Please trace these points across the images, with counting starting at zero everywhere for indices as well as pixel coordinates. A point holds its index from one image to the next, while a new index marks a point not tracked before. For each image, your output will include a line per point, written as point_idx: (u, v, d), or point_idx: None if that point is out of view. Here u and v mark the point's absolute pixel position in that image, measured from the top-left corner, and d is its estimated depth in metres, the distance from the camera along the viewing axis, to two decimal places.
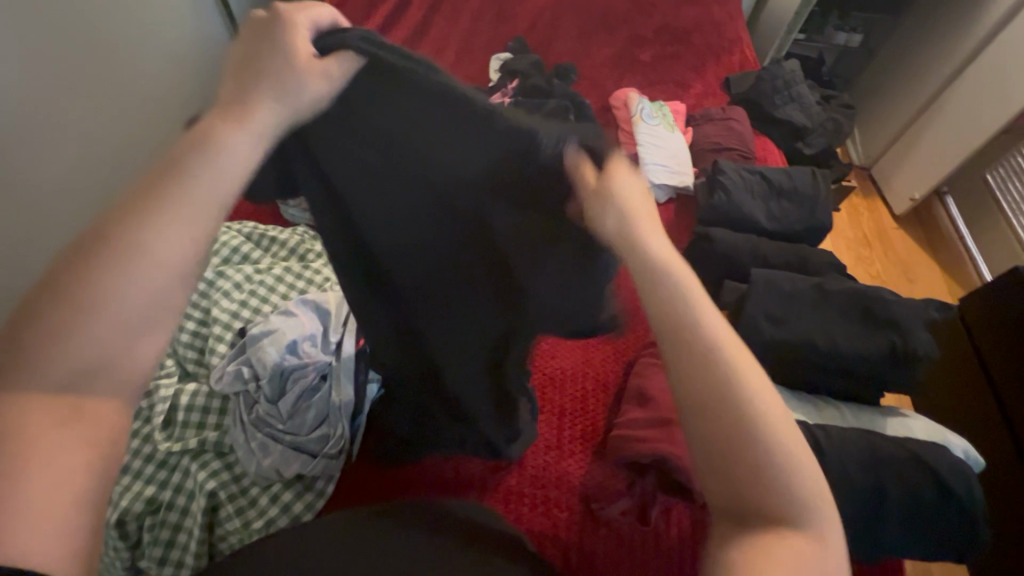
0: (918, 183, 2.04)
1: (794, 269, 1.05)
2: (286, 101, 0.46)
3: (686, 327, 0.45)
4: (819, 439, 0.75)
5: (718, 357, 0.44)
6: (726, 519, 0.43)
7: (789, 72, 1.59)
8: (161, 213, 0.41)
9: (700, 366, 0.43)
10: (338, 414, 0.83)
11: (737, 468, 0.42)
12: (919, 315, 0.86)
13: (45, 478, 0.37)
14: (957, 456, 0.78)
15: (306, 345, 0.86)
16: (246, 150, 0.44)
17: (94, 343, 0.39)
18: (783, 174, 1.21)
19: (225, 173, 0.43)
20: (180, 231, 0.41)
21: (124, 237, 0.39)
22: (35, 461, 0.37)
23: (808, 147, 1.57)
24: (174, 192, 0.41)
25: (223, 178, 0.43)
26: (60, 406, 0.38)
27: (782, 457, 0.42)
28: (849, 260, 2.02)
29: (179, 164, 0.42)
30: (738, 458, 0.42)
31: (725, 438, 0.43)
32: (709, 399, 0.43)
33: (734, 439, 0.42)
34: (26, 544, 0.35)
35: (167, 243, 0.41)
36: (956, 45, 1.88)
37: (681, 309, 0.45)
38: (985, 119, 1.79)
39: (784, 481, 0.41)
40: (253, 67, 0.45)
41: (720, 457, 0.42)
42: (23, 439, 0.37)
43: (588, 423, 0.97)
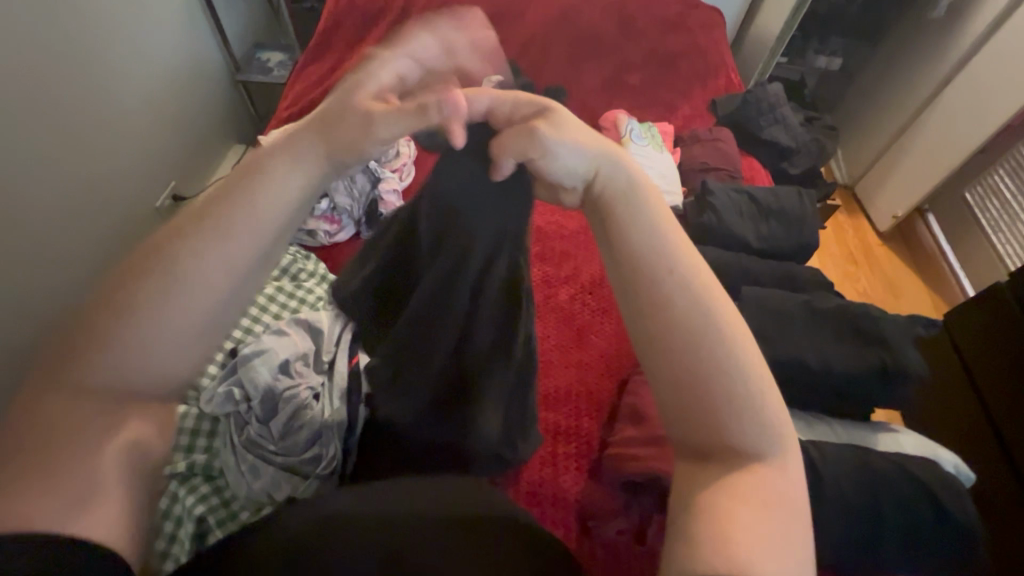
0: (901, 200, 2.09)
1: (783, 286, 1.07)
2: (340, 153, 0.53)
3: (675, 272, 0.47)
4: (812, 456, 0.76)
5: (702, 300, 0.46)
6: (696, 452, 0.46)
7: (774, 95, 1.64)
8: (214, 241, 0.47)
9: (673, 315, 0.45)
10: (330, 434, 0.82)
11: (706, 410, 0.44)
12: (907, 332, 0.88)
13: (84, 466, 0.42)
14: (947, 472, 0.79)
15: (298, 364, 0.86)
16: (296, 193, 0.51)
17: (137, 374, 0.45)
18: (770, 193, 1.24)
19: (272, 212, 0.50)
20: (216, 260, 0.47)
21: (177, 261, 0.46)
22: (66, 452, 0.42)
23: (794, 167, 1.61)
24: (224, 224, 0.48)
25: (269, 216, 0.50)
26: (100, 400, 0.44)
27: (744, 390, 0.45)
28: (835, 276, 2.06)
29: (231, 203, 0.49)
30: (708, 396, 0.44)
31: (697, 368, 0.45)
32: (691, 333, 0.45)
33: (705, 366, 0.45)
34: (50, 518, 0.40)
35: (204, 269, 0.47)
36: (932, 70, 1.95)
37: (671, 257, 0.47)
38: (963, 139, 1.85)
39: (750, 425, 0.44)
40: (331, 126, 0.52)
41: (687, 399, 0.45)
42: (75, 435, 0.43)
43: (583, 439, 0.97)
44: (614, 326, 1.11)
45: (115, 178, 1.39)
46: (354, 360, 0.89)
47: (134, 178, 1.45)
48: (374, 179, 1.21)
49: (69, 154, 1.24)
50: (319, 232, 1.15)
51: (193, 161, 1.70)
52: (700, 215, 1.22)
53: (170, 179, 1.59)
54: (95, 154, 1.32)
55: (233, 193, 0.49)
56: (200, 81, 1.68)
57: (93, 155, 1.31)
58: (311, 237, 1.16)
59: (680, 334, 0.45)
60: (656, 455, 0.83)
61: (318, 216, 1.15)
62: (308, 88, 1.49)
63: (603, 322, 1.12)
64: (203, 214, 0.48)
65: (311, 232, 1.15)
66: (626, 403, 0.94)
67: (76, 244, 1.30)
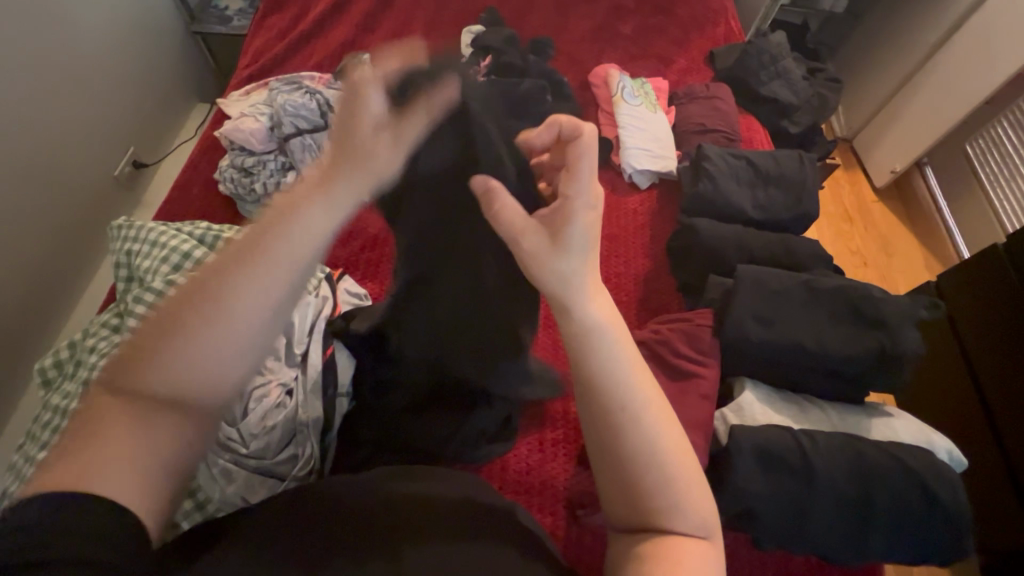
0: (900, 155, 2.02)
1: (781, 262, 1.03)
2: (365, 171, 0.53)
3: (605, 357, 0.53)
4: (803, 446, 0.75)
5: (608, 406, 0.52)
6: (614, 481, 0.53)
7: (776, 45, 1.52)
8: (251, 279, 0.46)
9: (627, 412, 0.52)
10: (307, 431, 0.80)
11: (648, 502, 0.51)
12: (909, 313, 0.84)
13: (114, 462, 0.41)
14: (940, 460, 0.78)
15: (267, 360, 0.82)
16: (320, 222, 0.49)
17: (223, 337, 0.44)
18: (769, 157, 1.17)
19: (305, 240, 0.49)
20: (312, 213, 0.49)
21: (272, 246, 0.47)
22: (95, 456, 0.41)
23: (794, 125, 1.53)
24: (259, 257, 0.47)
25: (303, 245, 0.49)
26: (145, 409, 0.43)
27: (642, 448, 0.51)
28: (828, 234, 2.03)
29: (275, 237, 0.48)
30: (627, 453, 0.51)
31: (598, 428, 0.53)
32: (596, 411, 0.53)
33: (606, 432, 0.52)
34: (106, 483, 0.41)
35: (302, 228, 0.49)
36: (943, 14, 1.84)
37: (601, 345, 0.53)
38: (967, 91, 1.77)
39: (650, 450, 0.51)
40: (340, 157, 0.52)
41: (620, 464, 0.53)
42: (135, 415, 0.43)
43: (571, 427, 0.94)
44: None
45: (68, 149, 1.28)
46: (328, 351, 0.85)
47: (89, 145, 1.34)
48: None
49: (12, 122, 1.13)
50: None
51: (154, 124, 1.58)
52: (696, 183, 1.15)
53: (129, 145, 1.48)
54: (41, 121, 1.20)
55: (275, 233, 0.48)
56: (151, 33, 1.53)
57: (40, 126, 1.20)
58: None
59: (597, 408, 0.53)
60: None
61: None
62: (271, 41, 1.36)
63: None
64: (247, 246, 0.47)
65: None
66: None
67: (36, 224, 1.21)
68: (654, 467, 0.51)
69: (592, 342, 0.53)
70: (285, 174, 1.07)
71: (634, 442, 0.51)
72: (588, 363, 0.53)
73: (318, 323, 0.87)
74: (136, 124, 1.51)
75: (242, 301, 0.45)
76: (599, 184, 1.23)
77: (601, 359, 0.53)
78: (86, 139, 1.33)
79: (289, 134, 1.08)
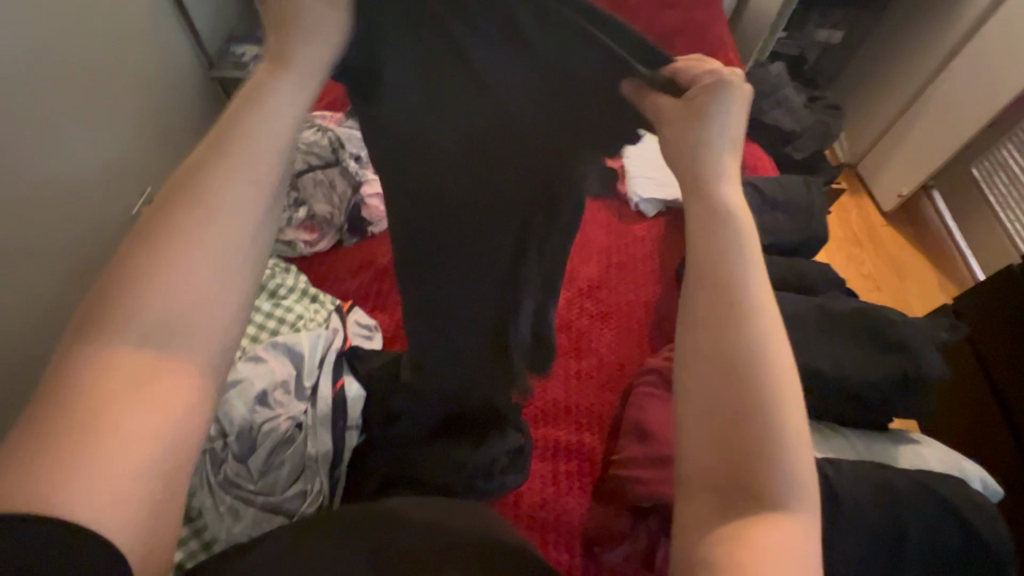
0: (907, 178, 2.02)
1: (793, 287, 1.02)
2: (325, 30, 0.45)
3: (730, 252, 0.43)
4: (830, 477, 0.72)
5: (730, 308, 0.41)
6: (728, 410, 0.39)
7: (772, 76, 1.55)
8: (216, 168, 0.37)
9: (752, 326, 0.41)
10: (317, 464, 0.78)
11: (755, 443, 0.38)
12: (930, 337, 0.82)
13: (99, 489, 0.29)
14: (974, 490, 0.74)
15: (277, 393, 0.81)
16: (294, 105, 0.41)
17: (199, 262, 0.35)
18: (774, 183, 1.17)
19: (275, 124, 0.40)
20: (276, 98, 0.41)
21: (232, 129, 0.39)
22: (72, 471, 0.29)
23: (797, 151, 1.53)
24: (218, 142, 0.38)
25: (270, 134, 0.39)
26: (135, 365, 0.32)
27: (762, 380, 0.39)
28: (839, 259, 2.02)
29: (236, 113, 0.39)
30: (746, 379, 0.39)
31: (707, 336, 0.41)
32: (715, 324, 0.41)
33: (721, 347, 0.41)
34: (73, 496, 0.29)
35: (268, 109, 0.40)
36: (937, 43, 1.89)
37: (721, 236, 0.44)
38: (969, 114, 1.80)
39: (772, 385, 0.39)
40: (278, 4, 0.43)
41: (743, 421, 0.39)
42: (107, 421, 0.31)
43: (585, 461, 0.92)
44: (616, 332, 1.07)
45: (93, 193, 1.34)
46: (338, 383, 0.84)
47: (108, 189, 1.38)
48: (354, 183, 1.15)
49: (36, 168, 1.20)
50: (297, 243, 1.08)
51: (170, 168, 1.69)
52: None
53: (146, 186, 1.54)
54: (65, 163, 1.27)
55: (235, 108, 0.40)
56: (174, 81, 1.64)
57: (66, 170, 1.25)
58: (289, 248, 1.10)
59: (709, 303, 0.42)
60: (662, 479, 0.78)
61: (297, 226, 1.10)
62: None
63: (603, 327, 1.07)
64: (206, 146, 0.38)
65: (288, 243, 1.09)
66: (629, 418, 0.89)
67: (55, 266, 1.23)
68: (776, 393, 0.39)
69: (714, 229, 0.44)
70: (297, 209, 1.11)
71: (751, 363, 0.40)
72: (717, 256, 0.43)
73: (328, 355, 0.87)
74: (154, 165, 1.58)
75: (210, 199, 0.37)
76: (606, 213, 1.25)
77: (724, 256, 0.43)
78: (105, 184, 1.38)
79: (301, 170, 1.13)
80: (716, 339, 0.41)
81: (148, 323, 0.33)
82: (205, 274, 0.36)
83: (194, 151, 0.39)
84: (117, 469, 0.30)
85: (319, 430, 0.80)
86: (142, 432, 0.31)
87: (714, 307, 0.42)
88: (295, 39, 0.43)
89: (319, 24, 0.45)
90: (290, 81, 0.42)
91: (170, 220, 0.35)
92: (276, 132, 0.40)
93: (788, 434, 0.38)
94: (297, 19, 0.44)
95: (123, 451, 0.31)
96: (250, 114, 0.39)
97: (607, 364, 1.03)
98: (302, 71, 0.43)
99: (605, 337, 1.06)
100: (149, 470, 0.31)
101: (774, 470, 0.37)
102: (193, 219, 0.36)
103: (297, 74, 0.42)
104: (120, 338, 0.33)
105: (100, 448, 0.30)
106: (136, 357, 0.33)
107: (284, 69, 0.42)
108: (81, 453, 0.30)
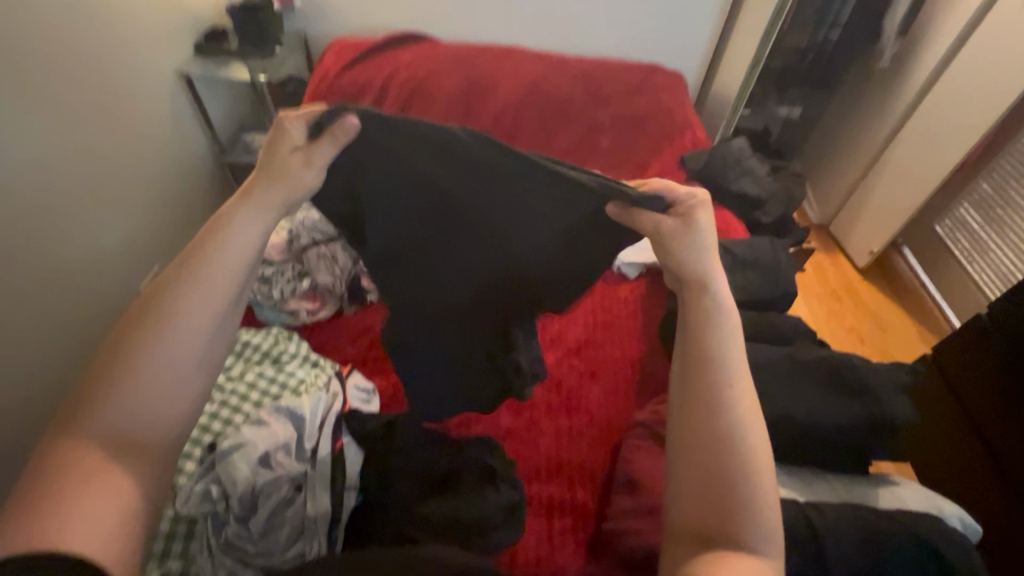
0: (875, 237, 2.16)
1: (769, 340, 1.08)
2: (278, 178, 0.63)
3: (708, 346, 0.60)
4: (809, 518, 0.75)
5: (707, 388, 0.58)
6: (704, 476, 0.55)
7: (738, 149, 1.71)
8: (196, 291, 0.58)
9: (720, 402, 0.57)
10: (316, 526, 0.80)
11: (728, 497, 0.54)
12: (893, 381, 0.87)
13: (83, 519, 0.48)
14: (952, 528, 0.76)
15: (279, 455, 0.84)
16: (249, 232, 0.62)
17: (179, 358, 0.56)
18: (744, 245, 1.27)
19: (238, 249, 0.61)
20: (234, 233, 0.61)
21: (210, 256, 0.59)
22: (79, 494, 0.50)
23: (765, 216, 1.67)
24: (200, 270, 0.59)
25: (235, 254, 0.61)
26: (95, 452, 0.52)
27: (732, 447, 0.55)
28: (817, 314, 2.11)
29: (205, 247, 0.60)
30: (713, 446, 0.56)
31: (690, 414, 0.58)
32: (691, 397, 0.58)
33: (699, 421, 0.57)
34: (66, 538, 0.46)
35: (233, 245, 0.61)
36: (884, 117, 2.09)
37: (709, 333, 0.61)
38: (921, 178, 1.95)
39: (740, 448, 0.55)
40: (261, 172, 0.63)
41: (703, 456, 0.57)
42: (68, 482, 0.50)
43: (579, 514, 0.93)
44: (604, 388, 1.12)
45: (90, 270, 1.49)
46: (338, 445, 0.88)
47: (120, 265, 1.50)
48: (355, 256, 1.24)
49: (53, 249, 1.37)
50: (300, 312, 1.16)
51: (171, 245, 1.84)
52: None
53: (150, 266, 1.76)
54: (81, 240, 1.46)
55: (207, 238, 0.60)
56: (180, 166, 1.88)
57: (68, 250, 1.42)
58: (293, 317, 1.17)
59: (698, 378, 0.59)
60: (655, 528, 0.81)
61: (301, 295, 1.17)
62: None
63: (592, 384, 1.12)
64: (187, 269, 0.59)
65: (291, 312, 1.16)
66: (619, 471, 0.91)
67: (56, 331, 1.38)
68: (743, 453, 0.55)
69: (707, 326, 0.61)
70: (300, 280, 1.18)
71: (725, 432, 0.56)
72: (699, 346, 0.60)
73: (328, 418, 0.91)
74: (158, 243, 1.78)
75: (187, 313, 0.57)
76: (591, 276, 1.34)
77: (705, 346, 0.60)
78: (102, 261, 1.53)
79: (305, 246, 1.20)
80: (694, 417, 0.58)
81: (129, 412, 0.54)
82: (180, 359, 0.56)
83: (179, 272, 0.59)
84: (104, 489, 0.51)
85: (318, 491, 0.82)
86: (108, 482, 0.51)
87: (696, 389, 0.59)
88: (261, 191, 0.62)
89: (286, 183, 0.63)
90: (248, 214, 0.62)
91: (156, 328, 0.56)
92: (242, 257, 0.61)
93: (757, 494, 0.54)
94: (262, 176, 0.63)
95: (90, 496, 0.50)
96: (219, 249, 0.60)
97: (598, 420, 1.07)
98: (263, 206, 0.62)
99: (594, 393, 1.11)
100: (123, 508, 0.51)
101: (747, 523, 0.52)
102: (176, 327, 0.56)
103: (262, 210, 0.62)
104: (100, 419, 0.53)
105: (63, 497, 0.49)
106: (106, 439, 0.52)
107: (247, 209, 0.62)
108: (91, 488, 0.50)
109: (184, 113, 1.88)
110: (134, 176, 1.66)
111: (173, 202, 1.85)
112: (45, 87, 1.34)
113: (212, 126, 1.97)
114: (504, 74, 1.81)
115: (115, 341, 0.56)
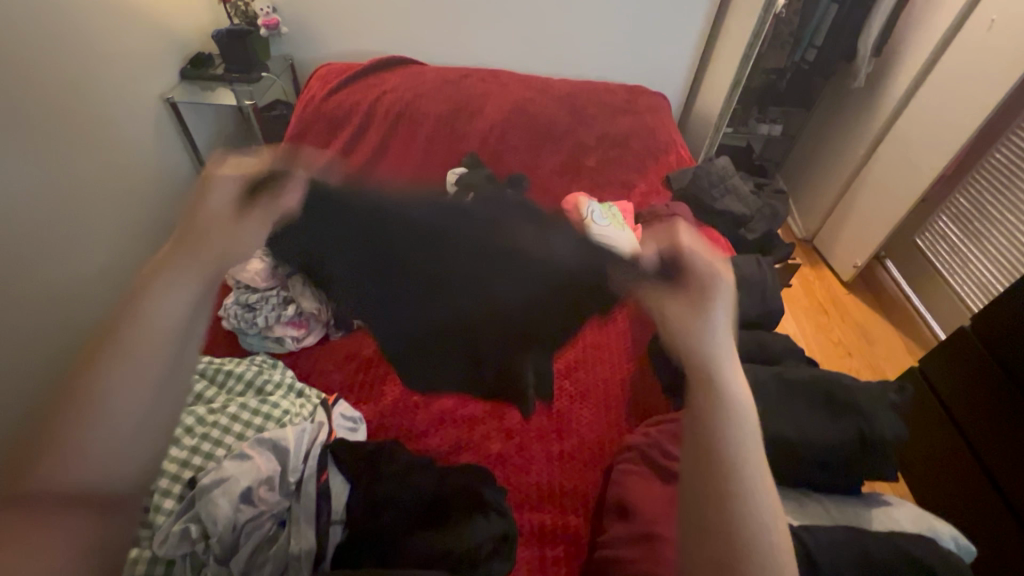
0: (857, 250, 2.19)
1: (758, 358, 1.08)
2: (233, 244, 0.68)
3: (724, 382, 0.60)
4: (805, 541, 0.74)
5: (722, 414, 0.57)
6: (716, 506, 0.52)
7: (723, 167, 1.74)
8: (122, 353, 0.58)
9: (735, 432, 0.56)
10: (300, 564, 0.77)
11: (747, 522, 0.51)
12: (881, 399, 0.87)
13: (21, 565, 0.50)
14: (948, 549, 0.75)
15: (261, 490, 0.81)
16: (174, 299, 0.62)
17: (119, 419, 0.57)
18: (730, 263, 1.28)
19: (162, 319, 0.61)
20: (168, 290, 0.62)
21: (141, 316, 0.60)
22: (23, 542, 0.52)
23: (750, 232, 1.69)
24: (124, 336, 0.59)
25: (161, 322, 0.61)
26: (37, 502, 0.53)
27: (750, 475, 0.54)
28: (806, 327, 2.12)
29: (136, 310, 0.60)
30: (736, 482, 0.53)
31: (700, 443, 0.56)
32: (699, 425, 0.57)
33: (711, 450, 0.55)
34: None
35: (167, 301, 0.62)
36: (863, 134, 2.14)
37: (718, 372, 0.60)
38: (900, 193, 1.99)
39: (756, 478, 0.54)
40: (186, 237, 0.66)
41: (714, 477, 0.53)
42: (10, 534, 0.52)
43: (572, 543, 0.91)
44: (594, 410, 1.11)
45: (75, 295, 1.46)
46: (323, 477, 0.86)
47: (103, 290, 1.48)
48: None
49: (34, 276, 1.35)
50: (286, 338, 1.15)
51: None
52: None
53: None
54: (63, 267, 1.44)
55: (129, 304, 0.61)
56: (164, 190, 1.86)
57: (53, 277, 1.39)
58: (278, 343, 1.16)
59: (705, 407, 0.58)
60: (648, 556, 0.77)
61: (286, 322, 1.15)
62: None
63: (583, 406, 1.12)
64: (115, 331, 0.59)
65: (277, 338, 1.15)
66: (611, 497, 0.90)
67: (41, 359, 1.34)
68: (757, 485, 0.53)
69: (708, 360, 0.61)
70: (285, 306, 1.16)
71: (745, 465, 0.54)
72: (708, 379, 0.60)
73: (314, 449, 0.90)
74: (142, 269, 1.76)
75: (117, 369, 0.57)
76: None
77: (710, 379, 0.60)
78: (88, 286, 1.51)
79: (291, 271, 1.19)
80: (712, 444, 0.55)
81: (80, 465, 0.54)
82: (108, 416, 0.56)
83: (111, 337, 0.59)
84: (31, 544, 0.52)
85: (301, 524, 0.80)
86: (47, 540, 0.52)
87: (706, 420, 0.57)
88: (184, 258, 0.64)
89: (194, 245, 0.65)
90: (178, 272, 0.63)
91: (85, 387, 0.56)
92: (170, 317, 0.61)
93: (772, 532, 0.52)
94: (200, 238, 0.66)
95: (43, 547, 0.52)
96: (146, 308, 0.60)
97: (590, 443, 1.06)
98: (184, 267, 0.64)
99: (585, 415, 1.10)
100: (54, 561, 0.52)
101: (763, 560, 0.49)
102: (103, 388, 0.56)
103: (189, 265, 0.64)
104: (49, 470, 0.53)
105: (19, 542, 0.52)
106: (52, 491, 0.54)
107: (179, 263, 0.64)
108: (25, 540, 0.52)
109: (168, 138, 1.86)
110: (119, 202, 1.64)
111: (159, 227, 1.83)
112: (29, 114, 1.32)
113: (196, 150, 1.96)
114: (490, 96, 1.83)
115: (68, 383, 0.57)
